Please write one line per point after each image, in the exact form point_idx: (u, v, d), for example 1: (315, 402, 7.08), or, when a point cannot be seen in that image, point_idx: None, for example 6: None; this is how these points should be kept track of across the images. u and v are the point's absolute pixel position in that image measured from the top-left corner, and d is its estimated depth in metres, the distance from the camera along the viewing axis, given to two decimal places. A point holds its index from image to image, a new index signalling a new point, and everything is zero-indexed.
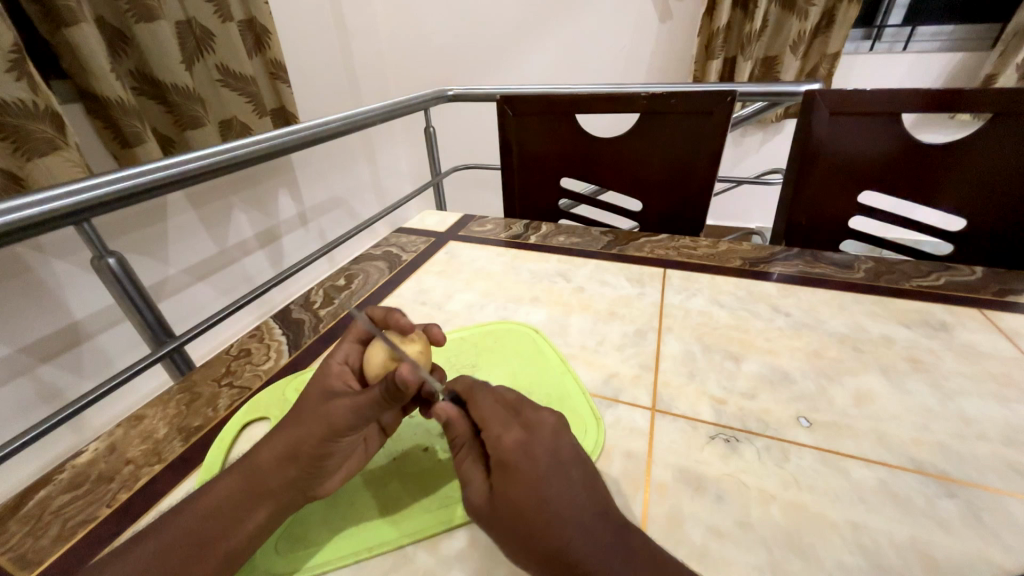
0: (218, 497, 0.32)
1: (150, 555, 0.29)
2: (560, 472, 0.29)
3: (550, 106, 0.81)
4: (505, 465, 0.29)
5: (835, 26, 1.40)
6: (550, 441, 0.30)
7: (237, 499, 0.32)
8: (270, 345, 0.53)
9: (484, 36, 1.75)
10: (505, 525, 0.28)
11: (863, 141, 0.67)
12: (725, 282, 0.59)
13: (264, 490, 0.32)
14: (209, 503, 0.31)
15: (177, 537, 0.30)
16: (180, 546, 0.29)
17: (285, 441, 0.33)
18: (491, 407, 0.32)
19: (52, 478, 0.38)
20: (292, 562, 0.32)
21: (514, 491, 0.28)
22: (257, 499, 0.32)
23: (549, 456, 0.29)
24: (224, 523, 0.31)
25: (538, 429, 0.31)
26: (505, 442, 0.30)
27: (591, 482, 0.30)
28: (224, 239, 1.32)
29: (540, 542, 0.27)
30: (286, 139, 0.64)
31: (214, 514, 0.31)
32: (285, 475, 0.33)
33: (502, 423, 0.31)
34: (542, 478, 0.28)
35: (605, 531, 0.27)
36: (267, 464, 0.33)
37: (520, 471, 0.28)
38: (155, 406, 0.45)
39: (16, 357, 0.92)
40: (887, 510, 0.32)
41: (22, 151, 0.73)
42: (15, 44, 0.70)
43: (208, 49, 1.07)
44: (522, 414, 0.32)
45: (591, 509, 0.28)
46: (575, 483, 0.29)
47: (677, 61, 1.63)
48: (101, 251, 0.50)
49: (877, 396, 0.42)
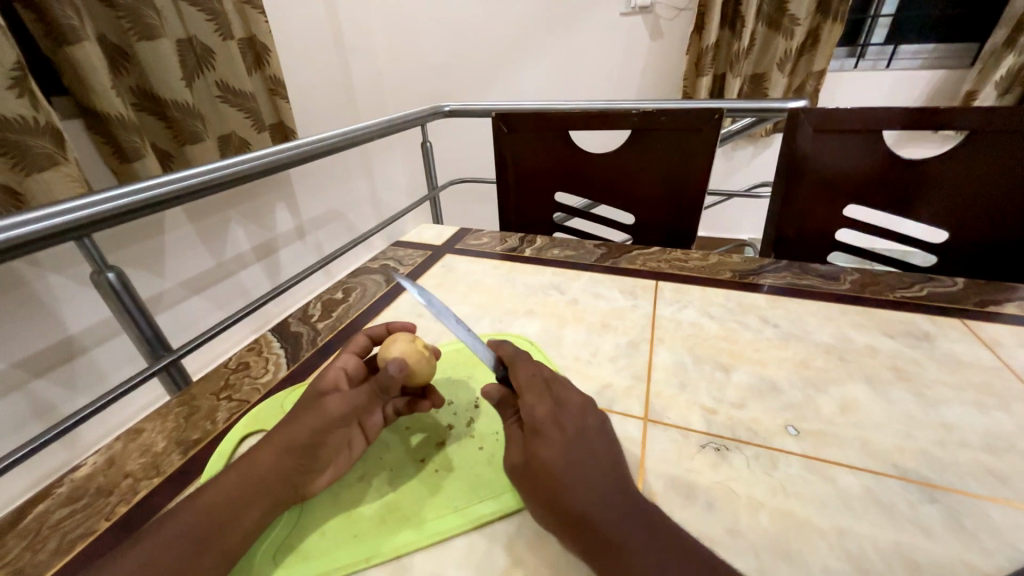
0: (214, 497, 0.32)
1: (146, 556, 0.29)
2: (585, 444, 0.33)
3: (544, 122, 0.83)
4: (539, 431, 0.33)
5: (821, 44, 1.46)
6: (577, 416, 0.35)
7: (237, 498, 0.33)
8: (268, 358, 0.53)
9: (481, 53, 1.79)
10: (536, 480, 0.32)
11: (845, 156, 0.70)
12: (715, 294, 0.61)
13: (262, 487, 0.34)
14: (204, 503, 0.32)
15: (174, 535, 0.30)
16: (178, 538, 0.30)
17: (283, 438, 0.35)
18: (529, 379, 0.37)
19: (51, 491, 0.38)
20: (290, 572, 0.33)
21: (546, 452, 0.32)
22: (254, 497, 0.33)
23: (575, 428, 0.34)
24: (224, 521, 0.31)
25: (569, 405, 0.36)
26: (538, 411, 0.34)
27: (608, 460, 0.33)
28: (222, 252, 1.33)
29: (564, 495, 0.30)
30: (285, 155, 0.65)
31: (210, 512, 0.31)
32: (289, 474, 0.35)
33: (538, 394, 0.36)
34: (573, 441, 0.33)
35: (624, 502, 0.30)
36: (270, 461, 0.35)
37: (550, 435, 0.33)
38: (154, 419, 0.45)
39: (12, 371, 0.92)
40: (873, 516, 0.33)
41: (21, 166, 0.76)
42: (17, 62, 0.72)
43: (208, 65, 1.09)
44: (553, 390, 0.37)
45: (610, 481, 0.31)
46: (597, 453, 0.33)
47: (669, 78, 1.67)
48: (100, 265, 0.52)
49: (862, 404, 0.43)
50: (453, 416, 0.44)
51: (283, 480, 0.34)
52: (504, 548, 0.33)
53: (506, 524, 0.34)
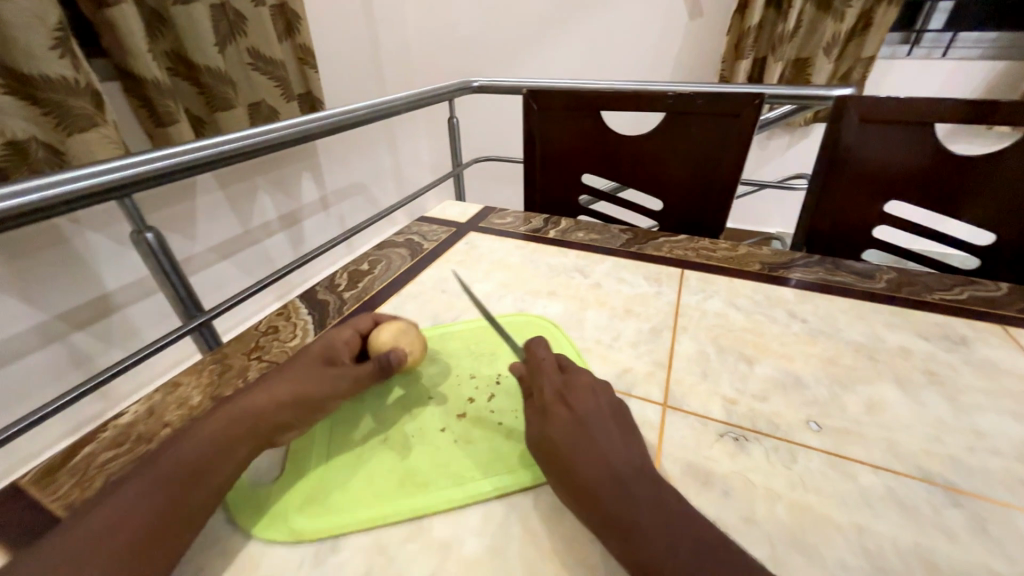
0: (210, 435, 0.34)
1: (145, 485, 0.30)
2: (599, 425, 0.35)
3: (575, 101, 0.81)
4: (554, 412, 0.36)
5: (872, 29, 1.37)
6: (593, 399, 0.37)
7: (231, 438, 0.34)
8: (296, 324, 0.55)
9: (512, 27, 1.74)
10: (549, 455, 0.34)
11: (893, 149, 0.66)
12: (742, 285, 0.60)
13: (257, 431, 0.36)
14: (200, 439, 0.33)
15: (175, 466, 0.32)
16: (190, 464, 0.32)
17: (286, 391, 0.38)
18: (546, 367, 0.40)
19: (96, 435, 0.40)
20: (314, 518, 0.34)
21: (558, 430, 0.34)
22: (244, 438, 0.35)
23: (587, 410, 0.36)
24: (221, 458, 0.33)
25: (584, 389, 0.38)
26: (552, 395, 0.37)
27: (626, 439, 0.34)
28: (249, 220, 1.36)
29: (573, 468, 0.32)
30: (314, 125, 0.66)
31: (216, 449, 0.33)
32: (278, 420, 0.37)
33: (555, 379, 0.39)
34: (582, 422, 0.35)
35: (636, 477, 0.31)
36: (265, 407, 0.37)
37: (562, 416, 0.35)
38: (190, 374, 0.47)
39: (53, 323, 0.98)
40: (893, 516, 0.33)
41: (64, 127, 0.79)
42: (60, 22, 0.74)
43: (241, 31, 1.09)
44: (570, 376, 0.39)
45: (625, 461, 0.32)
46: (612, 432, 0.34)
47: (706, 58, 1.60)
48: (140, 225, 0.53)
49: (890, 405, 0.42)
50: (474, 390, 0.45)
51: (276, 427, 0.37)
52: (520, 519, 0.34)
53: (522, 495, 0.35)
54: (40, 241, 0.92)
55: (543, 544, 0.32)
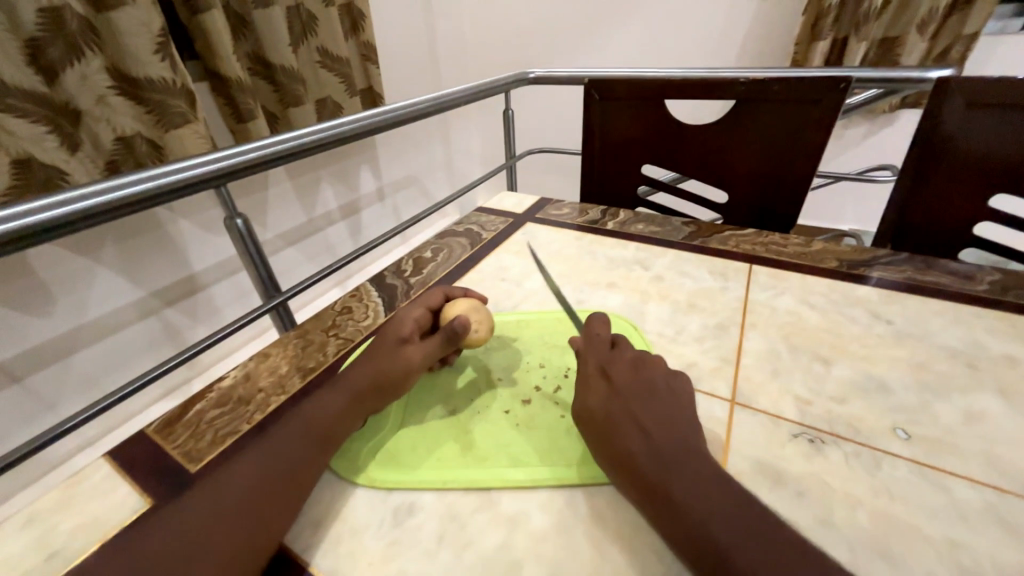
0: (327, 410, 0.38)
1: (280, 451, 0.35)
2: (641, 399, 0.36)
3: (638, 90, 0.79)
4: (593, 384, 0.38)
5: (977, 1, 1.22)
6: (639, 376, 0.38)
7: (343, 414, 0.39)
8: (368, 305, 0.59)
9: (568, 17, 1.72)
10: (588, 427, 0.36)
11: (1003, 135, 0.59)
12: (818, 282, 0.56)
13: (360, 407, 0.40)
14: (321, 415, 0.38)
15: (304, 435, 0.36)
16: (314, 436, 0.37)
17: (378, 368, 0.41)
18: (590, 341, 0.41)
19: (204, 395, 0.46)
20: (390, 477, 0.37)
21: (596, 403, 0.36)
22: (353, 415, 0.39)
23: (628, 385, 0.37)
24: (335, 431, 0.38)
25: (628, 365, 0.39)
26: (594, 370, 0.39)
27: (672, 413, 0.35)
28: (313, 209, 1.45)
29: (609, 437, 0.34)
30: (381, 118, 0.70)
31: (331, 424, 0.38)
32: (377, 399, 0.40)
33: (599, 354, 0.40)
34: (620, 396, 0.36)
35: (676, 449, 0.32)
36: (364, 384, 0.40)
37: (600, 390, 0.37)
38: (278, 346, 0.52)
39: (149, 298, 1.10)
40: (994, 534, 0.30)
41: (163, 123, 0.88)
42: (162, 29, 0.83)
43: (312, 32, 1.16)
44: (616, 351, 0.40)
45: (668, 436, 0.33)
46: (654, 405, 0.35)
47: (776, 41, 1.50)
48: (231, 212, 0.59)
49: (991, 417, 0.38)
50: (542, 379, 0.46)
51: (375, 403, 0.40)
52: (585, 502, 0.35)
53: (587, 483, 0.36)
54: (142, 226, 1.04)
55: (608, 527, 0.33)
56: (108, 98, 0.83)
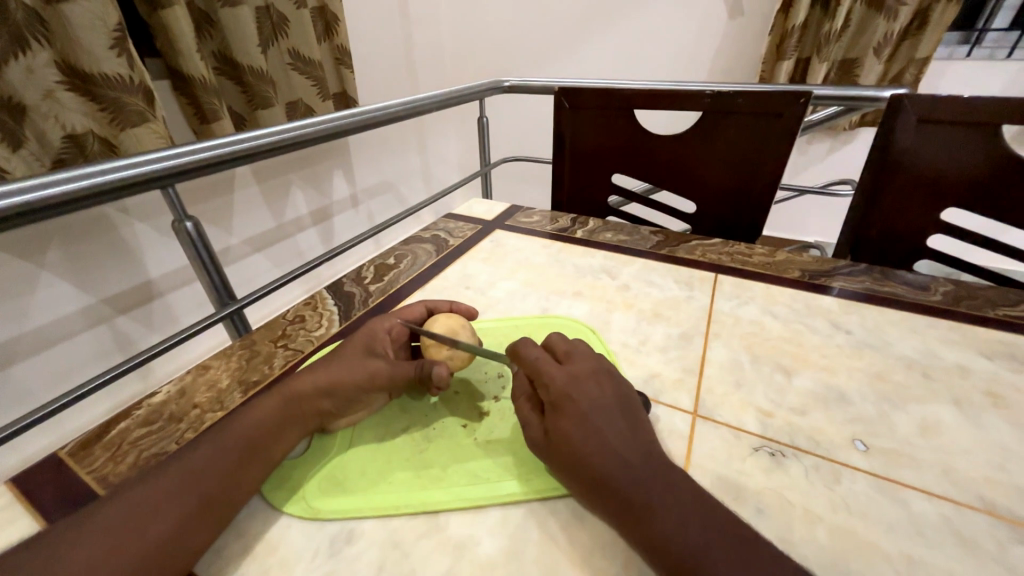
0: (262, 416, 0.36)
1: (204, 458, 0.32)
2: (604, 415, 0.33)
3: (608, 100, 0.80)
4: (558, 407, 0.34)
5: (928, 28, 1.29)
6: (594, 387, 0.35)
7: (280, 421, 0.36)
8: (322, 314, 0.56)
9: (545, 29, 1.73)
10: (559, 456, 0.32)
11: (954, 150, 0.61)
12: (780, 292, 0.56)
13: (300, 415, 0.37)
14: (255, 419, 0.35)
15: (235, 439, 0.34)
16: (246, 440, 0.34)
17: (328, 376, 0.38)
18: (539, 358, 0.38)
19: (131, 412, 0.42)
20: (331, 503, 0.34)
21: (566, 426, 0.33)
22: (290, 422, 0.36)
23: (592, 400, 0.34)
24: (269, 438, 0.35)
25: (583, 377, 0.36)
26: (554, 388, 0.35)
27: (634, 426, 0.34)
28: (282, 214, 1.40)
29: (584, 462, 0.31)
30: (349, 121, 0.67)
31: (264, 429, 0.35)
32: (318, 407, 0.37)
33: (555, 370, 0.37)
34: (587, 415, 0.33)
35: (647, 465, 0.31)
36: (307, 390, 0.37)
37: (568, 412, 0.34)
38: (220, 358, 0.48)
39: (99, 306, 1.03)
40: (950, 549, 0.30)
41: (118, 121, 0.83)
42: (119, 23, 0.78)
43: (282, 33, 1.12)
44: (565, 362, 0.38)
45: (633, 449, 0.32)
46: (617, 419, 0.33)
47: (745, 58, 1.55)
48: (180, 215, 0.55)
49: (946, 427, 0.38)
50: (499, 389, 0.44)
51: (319, 412, 0.37)
52: (539, 524, 0.33)
53: (543, 503, 0.34)
54: (90, 229, 0.97)
55: (561, 550, 0.31)
56: (57, 94, 0.77)
